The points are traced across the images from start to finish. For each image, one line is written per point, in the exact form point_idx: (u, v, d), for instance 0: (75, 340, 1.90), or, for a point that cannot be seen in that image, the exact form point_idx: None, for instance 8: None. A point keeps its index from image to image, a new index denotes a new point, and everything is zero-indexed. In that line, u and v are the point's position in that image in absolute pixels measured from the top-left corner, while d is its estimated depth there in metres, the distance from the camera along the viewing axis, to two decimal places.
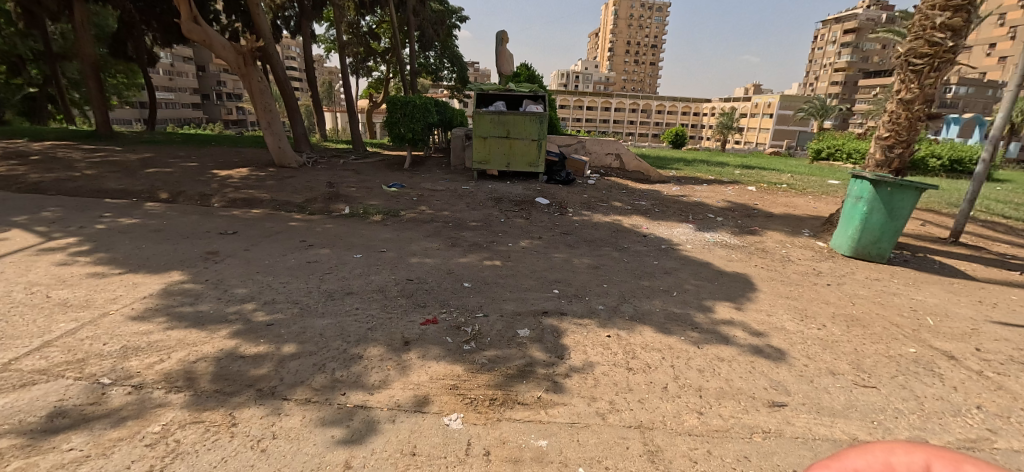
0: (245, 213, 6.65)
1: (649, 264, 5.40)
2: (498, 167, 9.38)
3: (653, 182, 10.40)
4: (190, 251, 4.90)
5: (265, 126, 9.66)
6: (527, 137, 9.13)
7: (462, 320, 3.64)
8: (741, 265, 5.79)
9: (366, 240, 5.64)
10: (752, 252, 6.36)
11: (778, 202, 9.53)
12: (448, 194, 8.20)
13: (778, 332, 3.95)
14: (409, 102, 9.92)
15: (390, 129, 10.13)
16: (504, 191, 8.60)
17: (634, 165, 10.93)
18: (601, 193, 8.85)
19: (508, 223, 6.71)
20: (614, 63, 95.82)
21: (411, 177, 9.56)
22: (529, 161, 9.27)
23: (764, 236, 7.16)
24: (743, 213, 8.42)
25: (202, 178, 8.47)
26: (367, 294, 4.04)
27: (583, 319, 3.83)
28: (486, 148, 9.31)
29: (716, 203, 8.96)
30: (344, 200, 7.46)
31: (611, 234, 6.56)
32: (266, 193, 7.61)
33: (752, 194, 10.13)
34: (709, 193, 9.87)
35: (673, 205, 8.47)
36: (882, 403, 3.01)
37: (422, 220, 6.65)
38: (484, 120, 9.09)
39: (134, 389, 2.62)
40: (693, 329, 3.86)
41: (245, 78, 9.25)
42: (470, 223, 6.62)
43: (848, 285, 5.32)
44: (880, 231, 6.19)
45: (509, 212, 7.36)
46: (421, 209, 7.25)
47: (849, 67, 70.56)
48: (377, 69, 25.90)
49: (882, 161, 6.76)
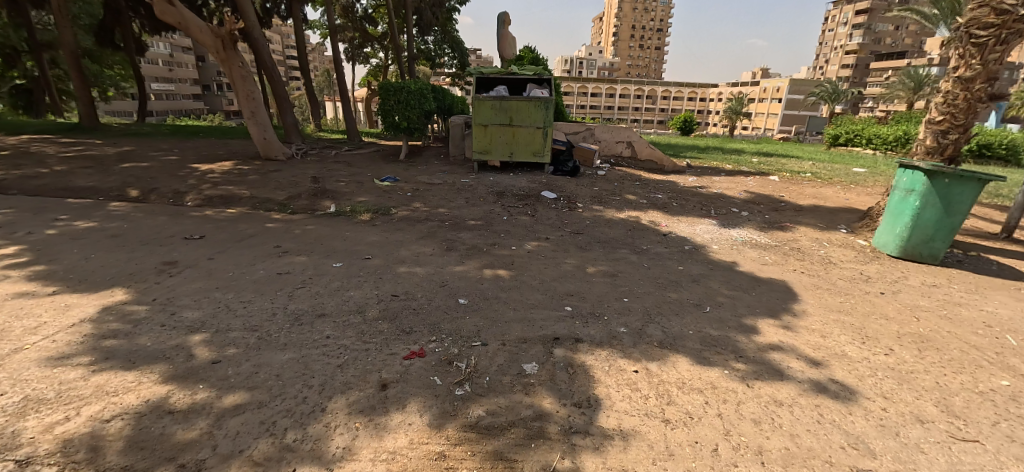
0: (219, 212, 5.96)
1: (674, 271, 4.69)
2: (500, 157, 8.64)
3: (668, 172, 9.64)
4: (145, 262, 4.24)
5: (248, 115, 8.88)
6: (532, 124, 8.38)
7: (455, 351, 2.97)
8: (777, 270, 5.07)
9: (351, 244, 4.95)
10: (787, 253, 5.63)
11: (806, 193, 8.74)
12: (446, 189, 7.51)
13: (840, 361, 3.25)
14: (403, 88, 9.12)
15: (383, 118, 9.36)
16: (507, 184, 7.88)
17: (646, 152, 10.08)
18: (612, 185, 8.11)
19: (511, 222, 6.00)
20: (618, 48, 93.96)
21: (407, 169, 8.85)
22: (533, 150, 8.52)
23: (797, 232, 6.43)
24: (769, 206, 7.66)
25: (180, 173, 7.79)
26: (341, 316, 3.35)
27: (603, 348, 3.15)
28: (486, 137, 8.56)
29: (738, 195, 8.21)
30: (330, 196, 6.76)
31: (628, 233, 5.85)
32: (246, 190, 6.93)
33: (775, 184, 9.36)
34: (728, 184, 9.10)
35: (693, 198, 7.72)
36: (994, 468, 2.32)
37: (416, 219, 5.96)
38: (485, 105, 8.33)
39: (16, 467, 1.97)
40: (738, 358, 3.16)
41: (225, 62, 8.50)
42: (469, 222, 5.91)
43: (905, 294, 4.61)
44: (934, 228, 5.43)
45: (513, 208, 6.65)
46: (415, 205, 6.55)
47: (861, 49, 68.54)
48: (375, 56, 25.06)
49: (933, 148, 5.98)
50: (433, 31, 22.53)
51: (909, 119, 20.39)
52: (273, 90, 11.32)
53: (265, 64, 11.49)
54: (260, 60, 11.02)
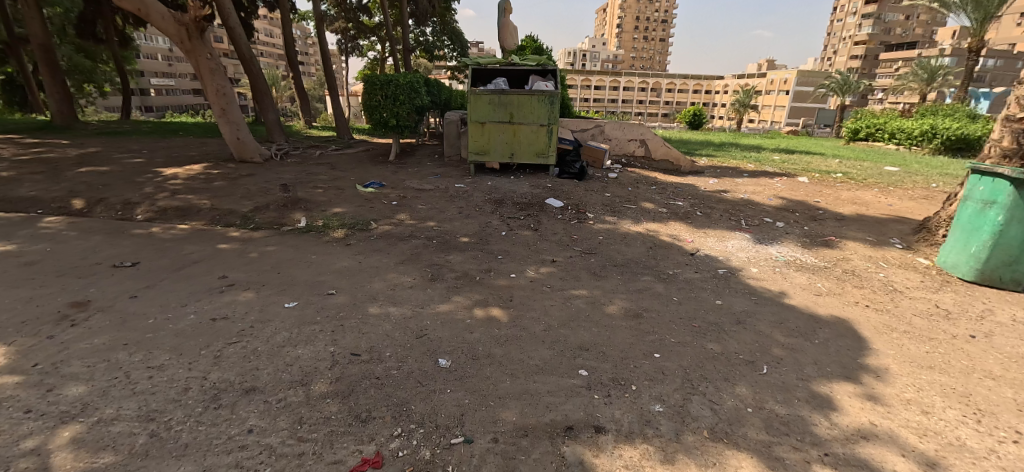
0: (168, 229, 5.10)
1: (712, 308, 3.78)
2: (500, 159, 7.72)
3: (686, 174, 8.73)
4: (48, 303, 3.36)
5: (220, 113, 7.96)
6: (534, 122, 7.45)
7: (424, 458, 2.08)
8: (836, 302, 4.15)
9: (315, 271, 4.06)
10: (841, 276, 4.72)
11: (842, 198, 7.82)
12: (437, 196, 6.60)
13: (965, 458, 2.33)
14: (391, 81, 8.11)
15: (369, 115, 8.37)
16: (507, 189, 6.96)
17: (662, 151, 9.05)
18: (626, 189, 7.19)
19: (510, 239, 5.10)
20: (622, 40, 92.46)
21: (396, 172, 7.94)
22: (535, 151, 7.59)
23: (845, 249, 5.53)
24: (805, 214, 6.75)
25: (139, 179, 6.93)
26: (277, 393, 2.47)
27: (634, 444, 2.24)
28: (483, 136, 7.63)
29: (769, 201, 7.30)
30: (302, 207, 5.87)
31: (648, 252, 4.94)
32: (207, 200, 6.06)
33: (806, 187, 8.45)
34: (755, 188, 8.18)
35: (719, 205, 6.81)
36: None
37: (398, 235, 5.06)
38: (482, 101, 7.40)
39: None
40: (824, 457, 2.24)
41: (192, 53, 7.54)
42: (461, 239, 5.02)
43: (1002, 337, 3.68)
44: (1020, 248, 4.48)
45: (513, 220, 5.74)
46: (400, 217, 5.65)
47: (871, 40, 66.97)
48: (372, 48, 24.14)
49: (1012, 150, 5.01)
50: (431, 22, 21.53)
51: (935, 111, 19.31)
52: (252, 84, 10.36)
53: (243, 54, 10.50)
54: (236, 51, 10.00)
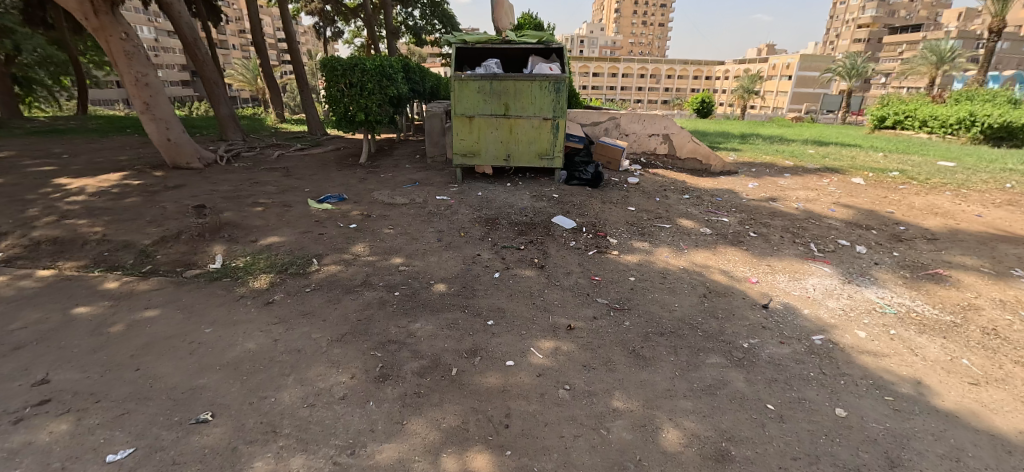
0: (21, 278, 3.58)
1: (838, 430, 2.29)
2: (493, 162, 6.18)
3: (720, 177, 7.20)
4: None
5: (142, 108, 6.35)
6: (536, 115, 5.91)
7: None
8: (1016, 401, 2.63)
9: (196, 365, 2.56)
10: (988, 342, 3.23)
11: (917, 206, 6.31)
12: (412, 214, 5.08)
13: None
14: (356, 66, 6.47)
15: (331, 108, 6.74)
16: (502, 202, 5.42)
17: (689, 147, 7.45)
18: (652, 200, 5.67)
19: (505, 285, 3.59)
20: (621, 25, 90.18)
21: (365, 179, 6.40)
22: (538, 151, 6.09)
23: (965, 287, 4.04)
24: (885, 232, 5.27)
25: (29, 196, 5.39)
26: None
27: None
28: (473, 134, 6.06)
29: (831, 212, 5.83)
30: (226, 236, 4.35)
31: (704, 305, 3.44)
32: (101, 227, 4.53)
33: (867, 191, 6.96)
34: (807, 193, 6.68)
35: (774, 220, 5.31)
36: None
37: (346, 283, 3.55)
38: (470, 89, 5.82)
39: None
40: None
41: (101, 32, 5.88)
42: (436, 288, 3.52)
43: None
44: None
45: (510, 251, 4.23)
46: (356, 250, 4.13)
47: (876, 22, 65.08)
48: (357, 33, 22.49)
49: None
50: (419, 4, 19.89)
51: (970, 96, 17.75)
52: (199, 71, 8.55)
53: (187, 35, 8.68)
54: (176, 29, 8.16)
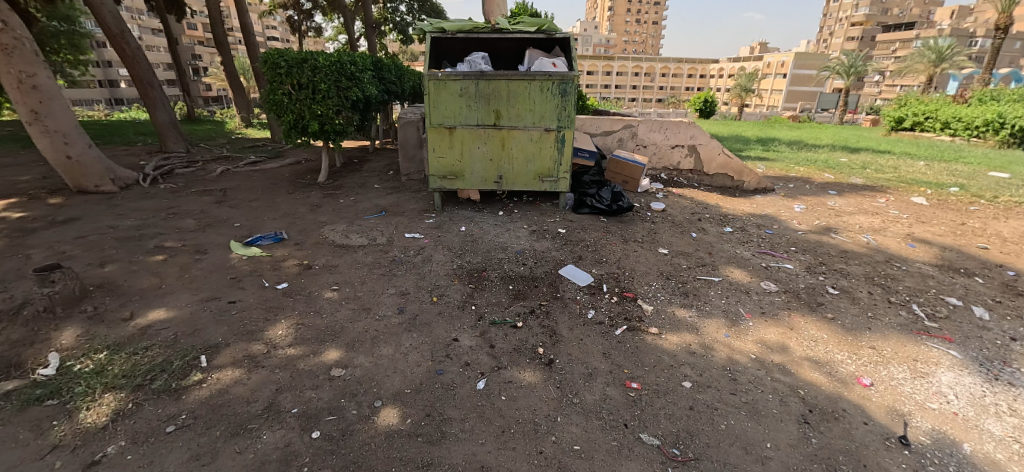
0: None
1: None
2: (480, 185, 4.85)
3: (758, 199, 5.95)
4: None
5: (30, 118, 4.93)
6: (535, 125, 4.60)
7: None
8: None
9: None
10: None
11: (1009, 237, 5.08)
12: (369, 263, 3.73)
13: None
14: (306, 61, 5.10)
15: (277, 116, 5.35)
16: (492, 243, 4.09)
17: (719, 161, 6.19)
18: (686, 236, 4.39)
19: (495, 410, 2.25)
20: (615, 23, 89.10)
21: (320, 206, 5.05)
22: (537, 171, 4.78)
23: None
24: (993, 280, 4.04)
25: None
26: None
27: None
28: (455, 149, 4.71)
29: (911, 250, 4.60)
30: (89, 310, 2.97)
31: (814, 448, 2.13)
32: None
33: (938, 215, 5.73)
34: (870, 220, 5.44)
35: (850, 266, 4.06)
36: None
37: (239, 411, 2.18)
38: (449, 91, 4.47)
39: None
40: None
41: None
42: (382, 420, 2.17)
43: None
44: None
45: (504, 331, 2.89)
46: (273, 335, 2.78)
47: (871, 20, 64.53)
48: (340, 30, 21.12)
49: None
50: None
51: (995, 96, 16.70)
52: (128, 68, 7.12)
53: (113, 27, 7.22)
54: (95, 17, 6.71)
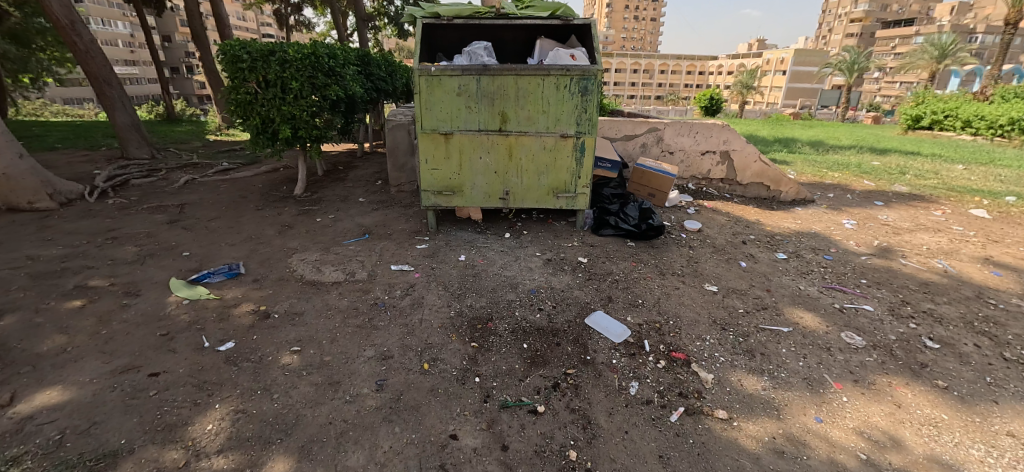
0: None
1: None
2: (482, 202, 4.07)
3: (801, 213, 5.19)
4: None
5: None
6: (549, 130, 3.82)
7: None
8: None
9: None
10: None
11: None
12: (344, 309, 2.94)
13: None
14: (274, 54, 4.30)
15: (243, 119, 4.55)
16: (498, 278, 3.31)
17: (755, 169, 5.42)
18: (733, 266, 3.63)
19: None
20: (614, 20, 88.17)
21: (293, 226, 4.26)
22: (551, 184, 4.00)
23: None
24: None
25: None
26: None
27: None
28: (452, 159, 3.92)
29: (998, 279, 3.83)
30: None
31: None
32: None
33: (1008, 231, 4.98)
34: (934, 239, 4.68)
35: (939, 306, 3.29)
36: None
37: None
38: (444, 89, 3.68)
39: None
40: None
41: None
42: None
43: None
44: None
45: (521, 419, 2.11)
46: (198, 434, 1.98)
47: (873, 16, 63.83)
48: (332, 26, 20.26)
49: None
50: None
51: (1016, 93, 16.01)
52: (80, 65, 6.29)
53: None
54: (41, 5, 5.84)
